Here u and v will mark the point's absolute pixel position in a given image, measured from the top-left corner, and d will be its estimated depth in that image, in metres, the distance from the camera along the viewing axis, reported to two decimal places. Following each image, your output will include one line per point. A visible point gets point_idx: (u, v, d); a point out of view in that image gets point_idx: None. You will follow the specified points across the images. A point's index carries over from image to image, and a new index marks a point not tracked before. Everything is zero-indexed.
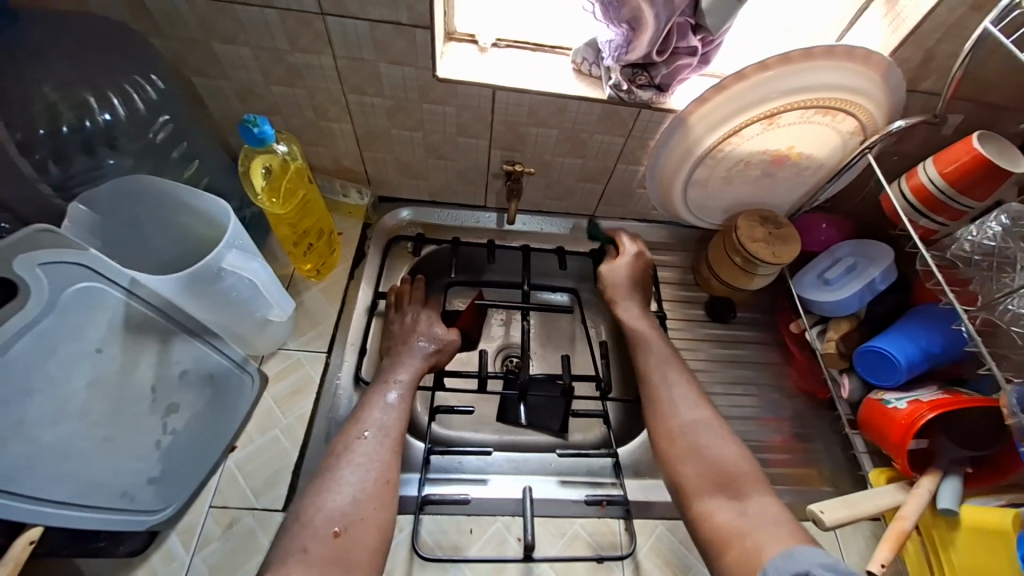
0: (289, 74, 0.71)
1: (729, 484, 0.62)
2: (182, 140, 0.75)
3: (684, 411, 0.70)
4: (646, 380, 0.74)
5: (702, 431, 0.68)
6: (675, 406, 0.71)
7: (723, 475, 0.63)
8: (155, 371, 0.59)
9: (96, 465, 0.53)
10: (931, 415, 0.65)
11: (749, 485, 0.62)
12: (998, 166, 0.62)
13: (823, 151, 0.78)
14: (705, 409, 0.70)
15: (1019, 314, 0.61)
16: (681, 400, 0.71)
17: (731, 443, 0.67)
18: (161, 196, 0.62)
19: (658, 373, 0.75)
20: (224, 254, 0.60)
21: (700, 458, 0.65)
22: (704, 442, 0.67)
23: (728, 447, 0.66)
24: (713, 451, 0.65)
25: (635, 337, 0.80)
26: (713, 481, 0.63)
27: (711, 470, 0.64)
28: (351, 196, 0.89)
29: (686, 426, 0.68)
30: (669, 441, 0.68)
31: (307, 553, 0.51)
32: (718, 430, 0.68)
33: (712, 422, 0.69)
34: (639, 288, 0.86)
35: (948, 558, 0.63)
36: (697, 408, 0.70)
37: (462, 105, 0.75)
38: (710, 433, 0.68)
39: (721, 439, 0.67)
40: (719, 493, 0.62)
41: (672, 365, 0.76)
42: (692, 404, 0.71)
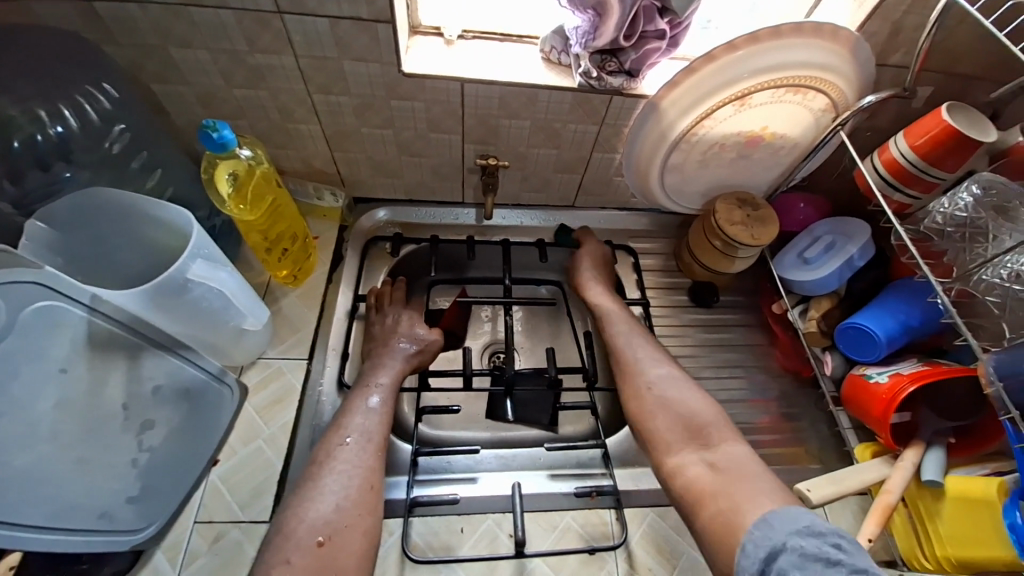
0: (251, 76, 0.69)
1: (698, 434, 0.65)
2: (142, 150, 0.71)
3: (651, 374, 0.72)
4: (616, 351, 0.77)
5: (670, 387, 0.70)
6: (643, 370, 0.73)
7: (691, 425, 0.66)
8: (126, 390, 0.58)
9: (71, 487, 0.52)
10: (912, 387, 0.66)
11: (716, 434, 0.64)
12: (967, 137, 0.62)
13: (797, 130, 0.78)
14: (671, 369, 0.73)
15: (993, 284, 0.62)
16: (648, 361, 0.74)
17: (697, 395, 0.70)
18: (123, 209, 0.60)
19: (625, 339, 0.78)
20: (188, 265, 0.58)
21: (669, 412, 0.68)
22: (672, 399, 0.69)
23: (696, 400, 0.69)
24: (682, 404, 0.68)
25: (601, 313, 0.83)
26: (684, 432, 0.65)
27: (681, 422, 0.66)
28: (325, 199, 0.88)
29: (652, 387, 0.71)
30: (640, 403, 0.70)
31: (291, 565, 0.51)
32: (684, 385, 0.71)
33: (677, 378, 0.72)
34: (603, 268, 0.89)
35: (935, 528, 0.63)
36: (663, 370, 0.73)
37: (431, 100, 0.73)
38: (677, 389, 0.70)
39: (688, 393, 0.70)
40: (689, 443, 0.64)
41: (637, 332, 0.79)
42: (657, 362, 0.74)
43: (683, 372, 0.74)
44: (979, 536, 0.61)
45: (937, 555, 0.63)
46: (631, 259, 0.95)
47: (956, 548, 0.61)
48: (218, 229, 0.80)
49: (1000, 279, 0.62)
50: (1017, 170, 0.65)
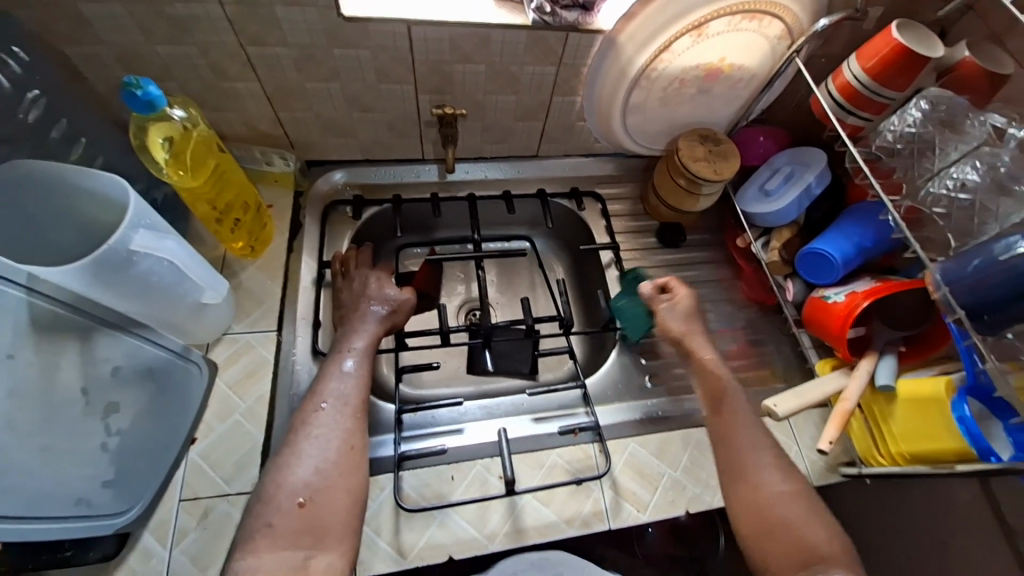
0: (174, 29, 0.63)
1: (815, 560, 0.55)
2: (60, 117, 0.63)
3: (768, 479, 0.61)
4: (726, 440, 0.65)
5: (791, 506, 0.59)
6: (754, 468, 0.62)
7: (810, 551, 0.55)
8: (83, 372, 0.53)
9: (41, 477, 0.49)
10: (866, 303, 0.70)
11: (837, 568, 0.54)
12: (916, 55, 0.63)
13: (754, 60, 0.77)
14: (789, 477, 0.61)
15: (939, 197, 0.64)
16: (764, 465, 0.62)
17: (820, 518, 0.58)
18: (45, 181, 0.55)
19: (739, 431, 0.65)
20: (130, 236, 0.55)
21: (786, 532, 0.57)
22: (791, 520, 0.58)
23: (819, 523, 0.58)
24: (801, 525, 0.57)
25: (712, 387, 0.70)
26: (798, 555, 0.56)
27: (798, 545, 0.56)
28: (275, 163, 0.83)
29: (772, 497, 0.60)
30: (750, 512, 0.60)
31: (273, 528, 0.52)
32: (808, 505, 0.59)
33: (797, 488, 0.61)
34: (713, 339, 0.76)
35: (890, 429, 0.69)
36: (782, 476, 0.61)
37: (379, 46, 0.69)
38: (797, 509, 0.59)
39: (811, 516, 0.58)
40: (806, 574, 0.54)
41: (755, 424, 0.66)
42: (776, 471, 0.62)
43: (805, 485, 0.62)
44: (931, 431, 0.65)
45: (891, 451, 0.68)
46: (599, 206, 0.95)
47: (908, 444, 0.67)
48: (160, 203, 0.74)
49: (946, 190, 0.64)
50: (962, 86, 0.67)
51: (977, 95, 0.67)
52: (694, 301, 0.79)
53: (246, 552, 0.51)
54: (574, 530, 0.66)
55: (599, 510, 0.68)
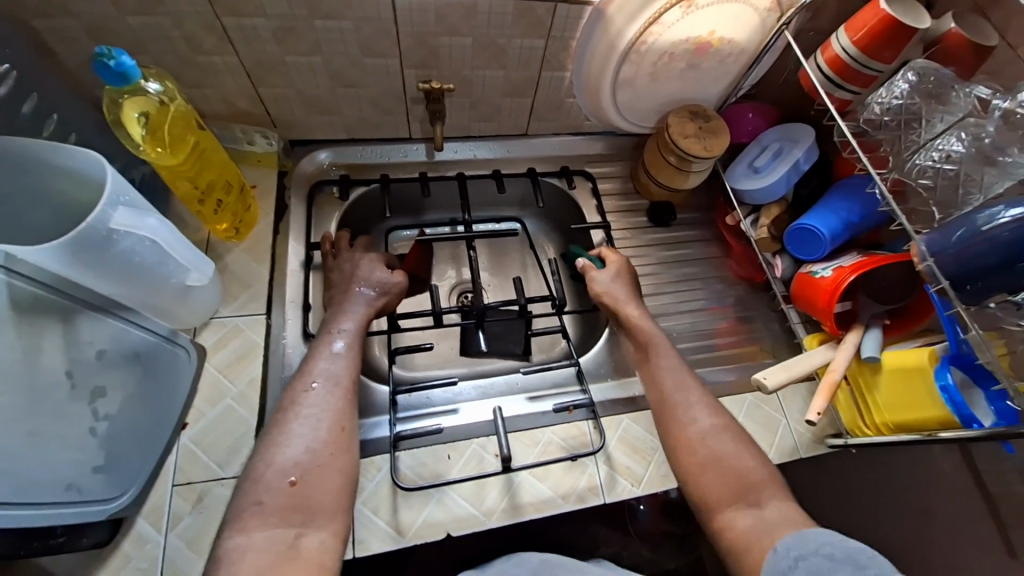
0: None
1: (749, 490, 0.58)
2: (31, 92, 0.60)
3: (698, 417, 0.65)
4: (659, 389, 0.68)
5: (721, 440, 0.62)
6: (686, 412, 0.65)
7: (742, 479, 0.59)
8: (67, 355, 0.52)
9: (28, 462, 0.48)
10: (853, 277, 0.70)
11: (769, 494, 0.57)
12: (903, 26, 0.63)
13: (743, 34, 0.76)
14: (718, 414, 0.65)
15: (926, 168, 0.65)
16: (694, 405, 0.66)
17: (748, 449, 0.62)
18: (20, 157, 0.53)
19: (669, 379, 0.69)
20: (108, 213, 0.53)
21: (718, 465, 0.60)
22: (722, 453, 0.61)
23: (747, 454, 0.62)
24: (732, 458, 0.61)
25: (643, 342, 0.73)
26: (734, 487, 0.59)
27: (732, 478, 0.59)
28: (257, 143, 0.81)
29: (702, 434, 0.63)
30: (686, 452, 0.63)
31: (263, 506, 0.52)
32: (736, 438, 0.63)
33: (724, 424, 0.64)
34: (635, 296, 0.79)
35: (874, 399, 0.70)
36: (710, 413, 0.65)
37: (361, 17, 0.67)
38: (727, 443, 0.62)
39: (738, 446, 0.62)
40: (742, 503, 0.57)
41: (682, 370, 0.70)
42: (705, 410, 0.65)
43: (731, 420, 0.66)
44: (913, 400, 0.67)
45: (876, 422, 0.70)
46: (589, 184, 0.94)
47: (892, 414, 0.68)
48: (139, 183, 0.72)
49: (931, 162, 0.64)
50: (948, 58, 0.67)
51: (960, 68, 0.67)
52: (628, 266, 0.81)
53: (236, 530, 0.50)
54: (570, 504, 0.67)
55: (594, 485, 0.68)
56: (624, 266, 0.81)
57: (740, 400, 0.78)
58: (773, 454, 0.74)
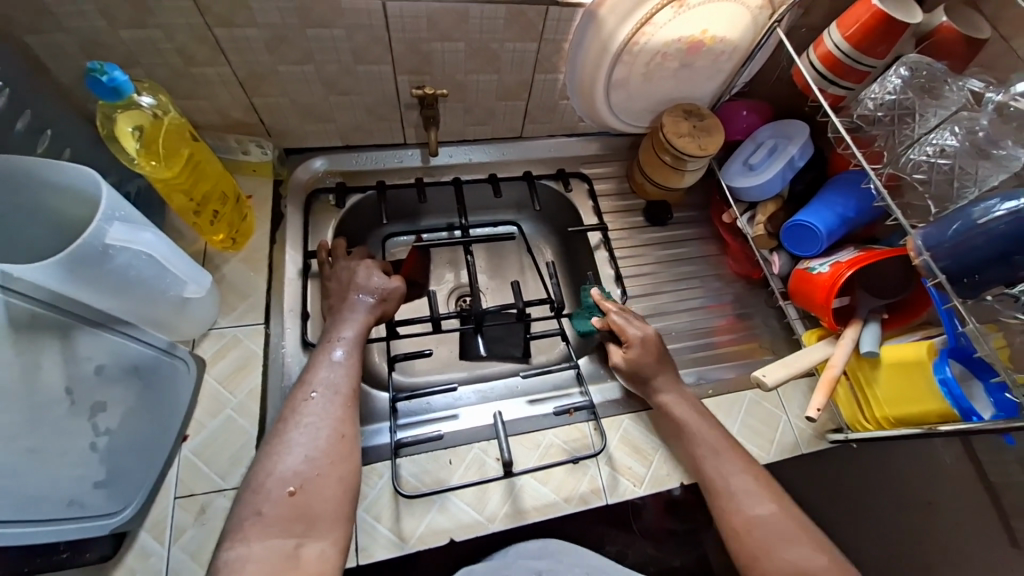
0: (136, 12, 0.60)
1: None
2: (24, 108, 0.60)
3: (750, 506, 0.63)
4: (706, 479, 0.66)
5: (777, 530, 0.60)
6: (736, 498, 0.64)
7: (804, 574, 0.57)
8: (66, 371, 0.52)
9: (29, 479, 0.48)
10: (850, 272, 0.70)
11: None
12: (895, 21, 0.63)
13: (735, 33, 0.76)
14: (774, 499, 0.63)
15: (920, 162, 0.65)
16: (743, 491, 0.63)
17: (806, 537, 0.60)
18: (15, 175, 0.52)
19: (713, 466, 0.66)
20: (104, 228, 0.53)
21: (774, 558, 0.59)
22: (777, 544, 0.60)
23: (808, 544, 0.60)
24: (790, 550, 0.59)
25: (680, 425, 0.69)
26: None
27: (792, 571, 0.58)
28: (252, 152, 0.80)
29: (756, 523, 0.61)
30: (740, 542, 0.61)
31: (262, 516, 0.52)
32: (793, 527, 0.61)
33: (779, 510, 0.62)
34: (662, 365, 0.73)
35: (874, 394, 0.71)
36: (764, 501, 0.63)
37: (353, 25, 0.67)
38: (782, 533, 0.60)
39: (801, 538, 0.60)
40: None
41: (726, 452, 0.67)
42: (758, 498, 0.63)
43: (791, 507, 0.63)
44: (913, 394, 0.67)
45: (877, 416, 0.70)
46: (586, 186, 0.94)
47: (892, 408, 0.69)
48: (134, 196, 0.72)
49: (926, 156, 0.64)
50: (940, 51, 0.67)
51: (954, 60, 0.67)
52: (652, 336, 0.74)
53: (236, 540, 0.50)
54: (572, 507, 0.67)
55: (596, 488, 0.68)
56: (645, 342, 0.73)
57: (739, 398, 0.78)
58: (774, 450, 0.74)
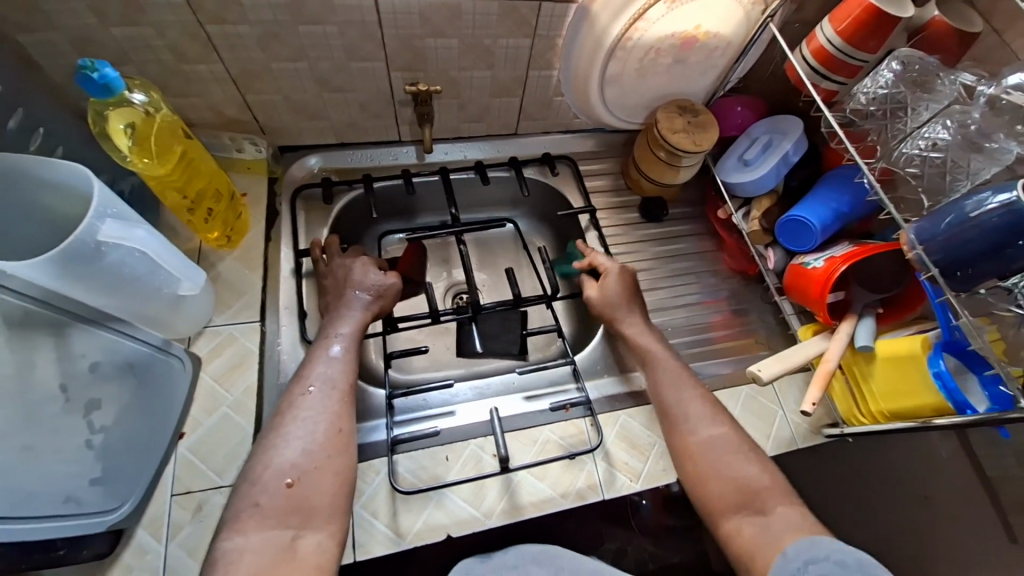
0: (127, 8, 0.60)
1: (752, 498, 0.59)
2: (17, 106, 0.60)
3: (700, 428, 0.65)
4: (662, 404, 0.68)
5: (726, 449, 0.63)
6: (689, 421, 0.66)
7: (745, 487, 0.60)
8: (59, 368, 0.52)
9: (24, 476, 0.48)
10: (845, 267, 0.70)
11: (772, 499, 0.58)
12: (887, 15, 0.63)
13: (728, 28, 0.76)
14: (722, 423, 0.65)
15: (912, 157, 0.65)
16: (697, 415, 0.66)
17: (752, 456, 0.62)
18: (10, 173, 0.53)
19: (670, 390, 0.69)
20: (96, 226, 0.53)
21: (720, 474, 0.61)
22: (724, 462, 0.62)
23: (753, 462, 0.62)
24: (736, 466, 0.61)
25: (643, 355, 0.73)
26: (738, 495, 0.60)
27: (736, 486, 0.60)
28: (246, 150, 0.81)
29: (705, 444, 0.64)
30: (689, 461, 0.63)
31: (260, 507, 0.52)
32: (741, 447, 0.63)
33: (728, 433, 0.64)
34: (633, 303, 0.78)
35: (869, 388, 0.71)
36: (713, 423, 0.65)
37: (345, 21, 0.67)
38: (730, 452, 0.62)
39: (745, 456, 0.62)
40: (746, 509, 0.58)
41: (684, 379, 0.69)
42: (708, 421, 0.65)
43: (738, 430, 0.65)
44: (909, 388, 0.67)
45: (872, 411, 0.70)
46: (572, 170, 0.94)
47: (887, 402, 0.69)
48: (128, 194, 0.72)
49: (918, 150, 0.65)
50: (932, 45, 0.67)
51: (946, 55, 0.68)
52: (625, 271, 0.80)
53: (234, 531, 0.51)
54: (569, 502, 0.67)
55: (593, 483, 0.69)
56: (620, 273, 0.79)
57: (735, 393, 0.78)
58: (771, 445, 0.75)
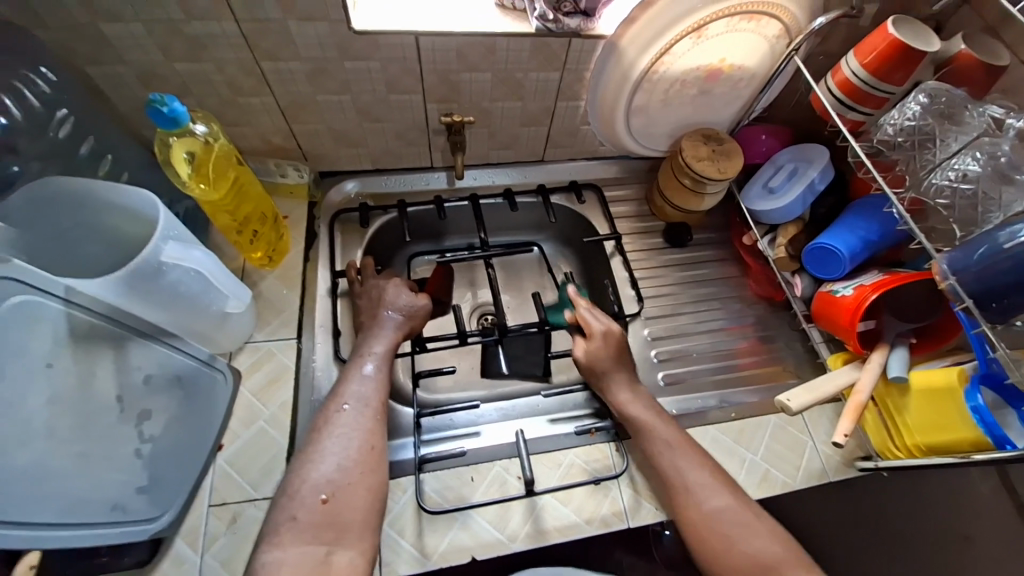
0: (193, 48, 0.66)
1: (767, 574, 0.58)
2: (87, 135, 0.67)
3: (705, 499, 0.64)
4: (664, 477, 0.66)
5: (733, 521, 0.62)
6: (692, 493, 0.64)
7: (761, 563, 0.59)
8: (117, 379, 0.57)
9: (81, 481, 0.52)
10: (875, 295, 0.70)
11: (788, 571, 0.58)
12: (913, 49, 0.64)
13: (753, 61, 0.78)
14: (726, 492, 0.64)
15: (942, 187, 0.65)
16: (699, 486, 0.64)
17: (758, 527, 0.61)
18: (79, 197, 0.57)
19: (668, 460, 0.67)
20: (160, 246, 0.57)
21: (732, 550, 0.60)
22: (734, 535, 0.61)
23: (761, 532, 0.61)
24: (745, 539, 0.60)
25: (636, 425, 0.71)
26: (753, 573, 0.59)
27: (751, 561, 0.59)
28: (289, 174, 0.85)
29: (712, 517, 0.62)
30: (701, 538, 0.62)
31: (297, 521, 0.54)
32: (748, 517, 0.62)
33: (731, 501, 0.63)
34: (621, 362, 0.75)
35: (903, 420, 0.69)
36: (718, 493, 0.64)
37: (388, 58, 0.71)
38: (737, 522, 0.62)
39: (756, 526, 0.61)
40: None
41: (682, 447, 0.68)
42: (711, 491, 0.64)
43: (742, 495, 0.64)
44: (945, 422, 0.65)
45: (907, 444, 0.68)
46: (598, 197, 0.96)
47: (923, 435, 0.67)
48: (182, 217, 0.76)
49: (948, 181, 0.65)
50: (959, 78, 0.68)
51: (973, 87, 0.68)
52: (612, 328, 0.77)
53: (272, 544, 0.52)
54: (594, 529, 0.67)
55: (618, 510, 0.68)
56: (605, 334, 0.76)
57: (763, 422, 0.77)
58: (801, 477, 0.73)
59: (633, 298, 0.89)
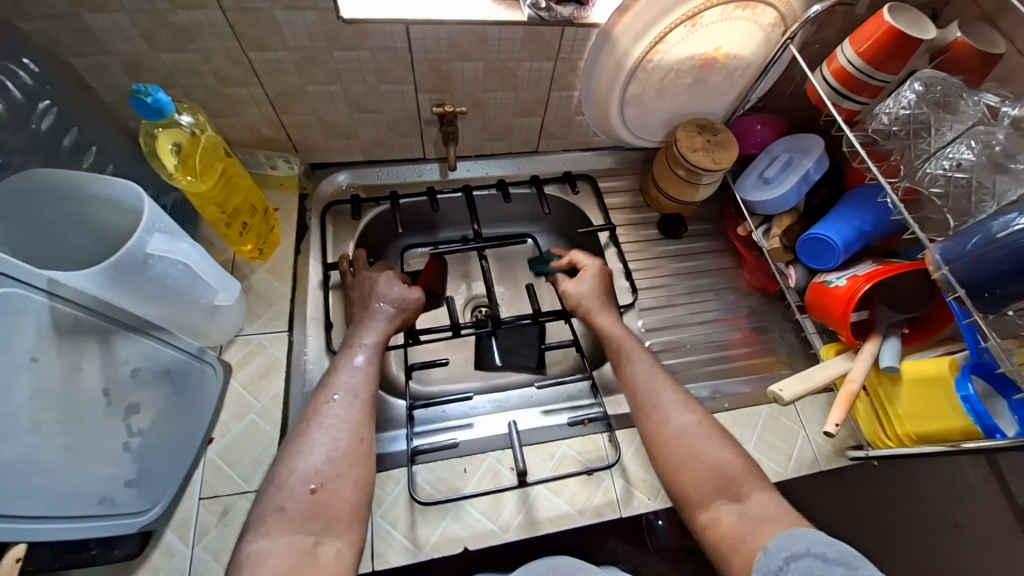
0: (178, 37, 0.64)
1: (729, 486, 0.59)
2: (71, 126, 0.65)
3: (675, 416, 0.66)
4: (639, 396, 0.68)
5: (699, 435, 0.63)
6: (662, 412, 0.66)
7: (722, 474, 0.60)
8: (103, 372, 0.55)
9: (67, 477, 0.51)
10: (868, 286, 0.70)
11: (747, 484, 0.59)
12: (908, 38, 0.64)
13: (748, 50, 0.78)
14: (694, 411, 0.66)
15: (936, 177, 0.65)
16: (670, 404, 0.67)
17: (724, 443, 0.63)
18: (63, 189, 0.56)
19: (645, 383, 0.69)
20: (146, 239, 0.57)
21: (696, 460, 0.61)
22: (699, 446, 0.62)
23: (726, 450, 0.63)
24: (711, 453, 0.62)
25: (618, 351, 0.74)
26: (715, 482, 0.60)
27: (712, 472, 0.60)
28: (279, 167, 0.84)
29: (680, 432, 0.64)
30: (668, 448, 0.63)
31: (285, 512, 0.54)
32: (714, 432, 0.64)
33: (698, 421, 0.65)
34: (609, 298, 0.80)
35: (895, 410, 0.69)
36: (687, 411, 0.66)
37: (377, 47, 0.70)
38: (705, 438, 0.63)
39: (719, 441, 0.63)
40: (723, 496, 0.58)
41: (656, 372, 0.71)
42: (683, 409, 0.66)
43: (708, 416, 0.67)
44: (936, 411, 0.65)
45: (898, 433, 0.69)
46: (592, 188, 0.96)
47: (914, 424, 0.67)
48: (170, 209, 0.76)
49: (942, 170, 0.65)
50: (955, 66, 0.67)
51: (969, 75, 0.67)
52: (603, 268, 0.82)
53: (259, 534, 0.52)
54: (586, 519, 0.67)
55: (610, 500, 0.68)
56: (596, 272, 0.81)
57: (755, 413, 0.77)
58: (792, 467, 0.73)
59: (626, 289, 0.89)
